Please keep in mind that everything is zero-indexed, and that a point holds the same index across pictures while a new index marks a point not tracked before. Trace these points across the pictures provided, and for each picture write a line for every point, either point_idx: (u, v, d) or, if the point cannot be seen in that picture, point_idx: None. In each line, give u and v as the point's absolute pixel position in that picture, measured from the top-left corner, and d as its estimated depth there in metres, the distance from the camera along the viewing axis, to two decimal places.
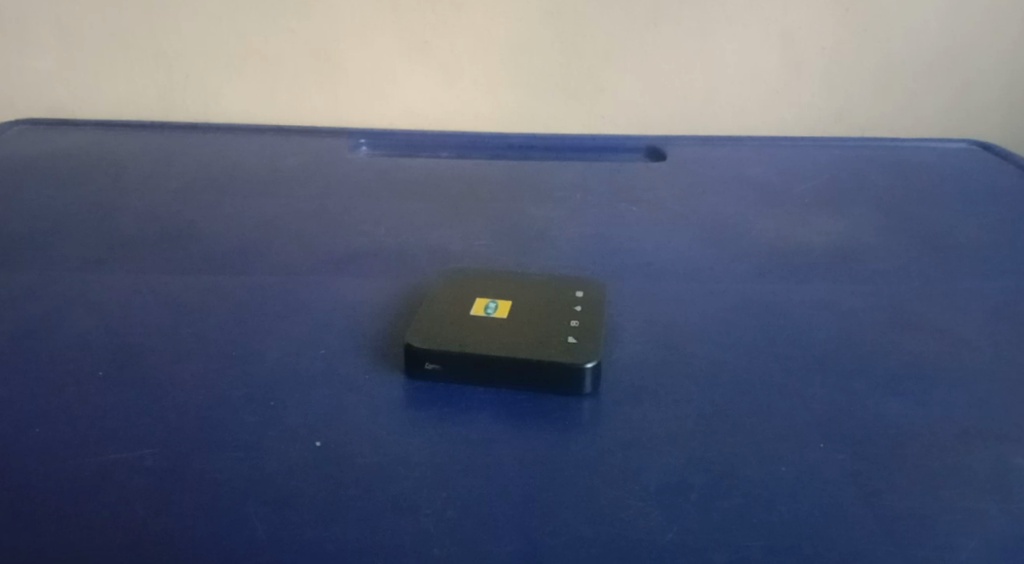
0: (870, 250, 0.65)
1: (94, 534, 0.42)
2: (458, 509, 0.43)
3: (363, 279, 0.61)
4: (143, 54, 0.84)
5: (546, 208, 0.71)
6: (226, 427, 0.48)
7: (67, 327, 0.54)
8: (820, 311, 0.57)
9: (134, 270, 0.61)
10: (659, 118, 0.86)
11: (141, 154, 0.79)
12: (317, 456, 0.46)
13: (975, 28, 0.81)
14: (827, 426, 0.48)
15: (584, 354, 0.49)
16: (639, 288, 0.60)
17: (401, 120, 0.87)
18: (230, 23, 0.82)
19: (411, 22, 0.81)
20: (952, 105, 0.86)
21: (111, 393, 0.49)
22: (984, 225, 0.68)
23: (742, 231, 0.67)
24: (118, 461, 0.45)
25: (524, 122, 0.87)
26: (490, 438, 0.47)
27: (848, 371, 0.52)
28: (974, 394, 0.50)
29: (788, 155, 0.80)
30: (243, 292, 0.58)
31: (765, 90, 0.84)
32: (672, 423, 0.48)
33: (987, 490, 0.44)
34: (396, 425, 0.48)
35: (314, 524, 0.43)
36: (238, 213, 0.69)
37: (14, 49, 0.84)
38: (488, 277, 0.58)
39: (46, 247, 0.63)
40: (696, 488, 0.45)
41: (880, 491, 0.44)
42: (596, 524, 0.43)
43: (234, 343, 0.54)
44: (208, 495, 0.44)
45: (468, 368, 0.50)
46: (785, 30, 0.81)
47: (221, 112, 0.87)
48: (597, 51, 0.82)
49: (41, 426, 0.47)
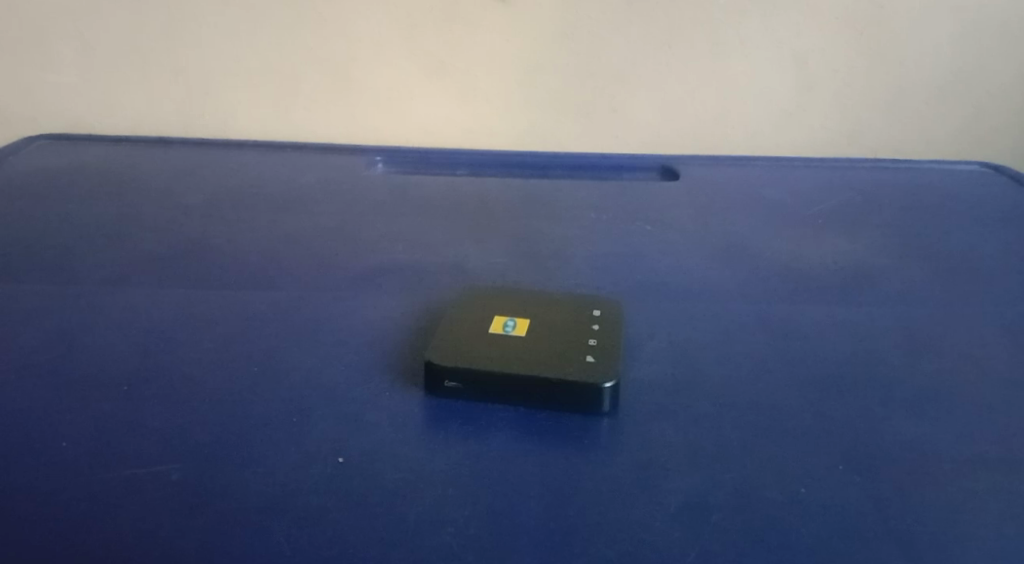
0: (884, 271, 0.65)
1: (115, 542, 0.42)
2: (480, 527, 0.44)
3: (381, 296, 0.61)
4: (159, 69, 0.85)
5: (561, 227, 0.71)
6: (245, 443, 0.48)
7: (88, 341, 0.55)
8: (838, 332, 0.58)
9: (155, 284, 0.61)
10: (672, 140, 0.87)
11: (157, 168, 0.80)
12: (338, 472, 0.46)
13: (986, 52, 0.82)
14: (846, 446, 0.48)
15: (603, 373, 0.50)
16: (655, 308, 0.60)
17: (415, 138, 0.88)
18: (248, 40, 0.83)
19: (427, 42, 0.82)
20: (963, 127, 0.86)
21: (133, 406, 0.50)
22: (997, 247, 0.68)
23: (757, 251, 0.67)
24: (141, 472, 0.46)
25: (537, 141, 0.87)
26: (510, 456, 0.47)
27: (866, 393, 0.52)
28: (992, 417, 0.50)
29: (799, 176, 0.81)
30: (263, 307, 0.59)
31: (776, 111, 0.85)
32: (690, 442, 0.49)
33: (1006, 512, 0.44)
34: (415, 442, 0.48)
35: (336, 538, 0.43)
36: (256, 229, 0.69)
37: (32, 65, 0.85)
38: (505, 294, 0.58)
39: (65, 261, 0.64)
40: (715, 508, 0.45)
41: (899, 512, 0.45)
42: (614, 542, 0.43)
43: (253, 358, 0.54)
44: (232, 509, 0.44)
45: (488, 385, 0.50)
46: (797, 54, 0.82)
47: (238, 128, 0.88)
48: (611, 73, 0.83)
49: (63, 436, 0.48)
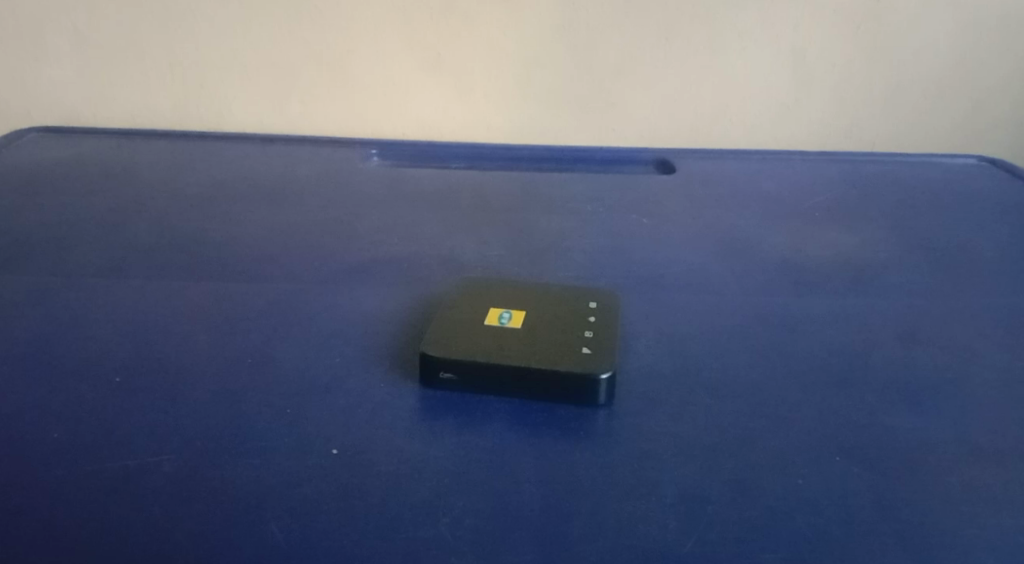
0: (882, 265, 0.65)
1: (107, 534, 0.42)
2: (475, 518, 0.43)
3: (376, 288, 0.61)
4: (154, 61, 0.84)
5: (558, 219, 0.71)
6: (240, 435, 0.48)
7: (81, 333, 0.55)
8: (836, 325, 0.57)
9: (150, 276, 0.61)
10: (670, 133, 0.87)
11: (151, 161, 0.80)
12: (333, 464, 0.46)
13: (984, 46, 0.81)
14: (843, 438, 0.48)
15: (598, 365, 0.49)
16: (651, 300, 0.60)
17: (412, 132, 0.88)
18: (244, 33, 0.82)
19: (424, 36, 0.82)
20: (961, 121, 0.86)
21: (126, 397, 0.50)
22: (995, 241, 0.68)
23: (754, 244, 0.67)
24: (134, 463, 0.46)
25: (534, 134, 0.87)
26: (507, 448, 0.47)
27: (863, 385, 0.52)
28: (989, 409, 0.50)
29: (797, 170, 0.80)
30: (258, 300, 0.59)
31: (774, 105, 0.85)
32: (686, 434, 0.48)
33: (1003, 504, 0.44)
34: (410, 434, 0.48)
35: (330, 530, 0.43)
36: (251, 221, 0.69)
37: (27, 57, 0.85)
38: (501, 287, 0.58)
39: (59, 253, 0.64)
40: (712, 500, 0.44)
41: (896, 503, 0.44)
42: (610, 533, 0.43)
43: (248, 350, 0.54)
44: (225, 500, 0.44)
45: (483, 377, 0.50)
46: (795, 47, 0.81)
47: (234, 121, 0.87)
48: (608, 66, 0.83)
49: (56, 428, 0.48)
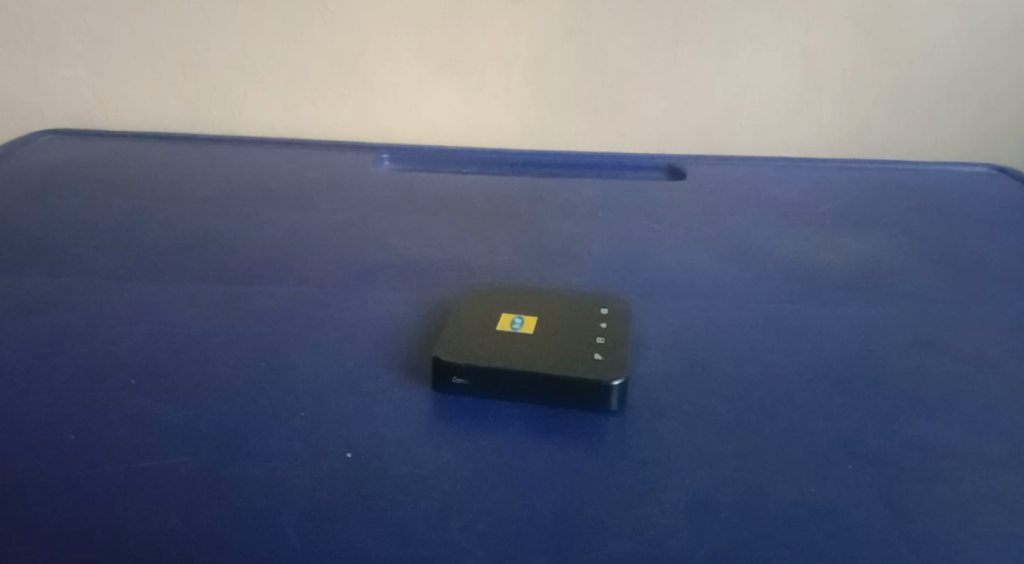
0: (893, 271, 0.65)
1: (121, 535, 0.42)
2: (489, 523, 0.43)
3: (388, 292, 0.61)
4: (167, 63, 0.84)
5: (568, 224, 0.71)
6: (253, 438, 0.48)
7: (96, 336, 0.55)
8: (847, 332, 0.57)
9: (164, 279, 0.61)
10: (680, 138, 0.87)
11: (163, 163, 0.80)
12: (346, 467, 0.46)
13: (994, 50, 0.81)
14: (856, 445, 0.48)
15: (610, 371, 0.49)
16: (662, 306, 0.60)
17: (421, 135, 0.88)
18: (256, 35, 0.83)
19: (435, 38, 0.82)
20: (970, 126, 0.86)
21: (140, 400, 0.50)
22: (1006, 248, 0.68)
23: (766, 250, 0.67)
24: (149, 465, 0.46)
25: (545, 138, 0.87)
26: (520, 452, 0.47)
27: (874, 392, 0.52)
28: (1001, 417, 0.50)
29: (807, 176, 0.80)
30: (271, 303, 0.59)
31: (784, 111, 0.85)
32: (698, 441, 0.48)
33: (1017, 512, 0.44)
34: (423, 438, 0.48)
35: (344, 534, 0.43)
36: (263, 224, 0.69)
37: (42, 59, 0.85)
38: (512, 292, 0.58)
39: (74, 255, 0.64)
40: (725, 506, 0.44)
41: (910, 511, 0.44)
42: (623, 540, 0.43)
43: (261, 354, 0.54)
44: (239, 503, 0.44)
45: (496, 383, 0.50)
46: (805, 52, 0.81)
47: (245, 122, 0.88)
48: (619, 70, 0.83)
49: (72, 429, 0.48)
